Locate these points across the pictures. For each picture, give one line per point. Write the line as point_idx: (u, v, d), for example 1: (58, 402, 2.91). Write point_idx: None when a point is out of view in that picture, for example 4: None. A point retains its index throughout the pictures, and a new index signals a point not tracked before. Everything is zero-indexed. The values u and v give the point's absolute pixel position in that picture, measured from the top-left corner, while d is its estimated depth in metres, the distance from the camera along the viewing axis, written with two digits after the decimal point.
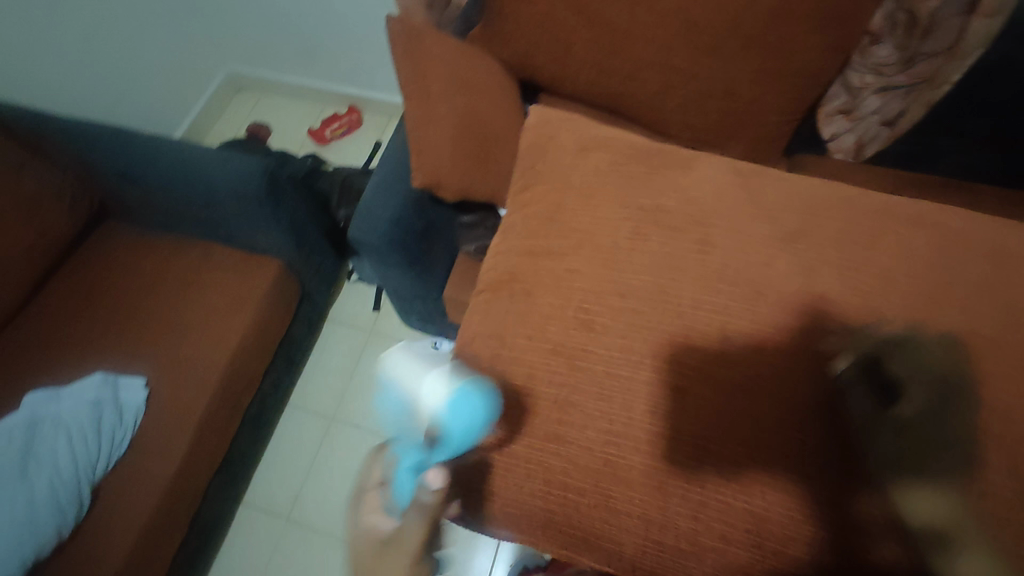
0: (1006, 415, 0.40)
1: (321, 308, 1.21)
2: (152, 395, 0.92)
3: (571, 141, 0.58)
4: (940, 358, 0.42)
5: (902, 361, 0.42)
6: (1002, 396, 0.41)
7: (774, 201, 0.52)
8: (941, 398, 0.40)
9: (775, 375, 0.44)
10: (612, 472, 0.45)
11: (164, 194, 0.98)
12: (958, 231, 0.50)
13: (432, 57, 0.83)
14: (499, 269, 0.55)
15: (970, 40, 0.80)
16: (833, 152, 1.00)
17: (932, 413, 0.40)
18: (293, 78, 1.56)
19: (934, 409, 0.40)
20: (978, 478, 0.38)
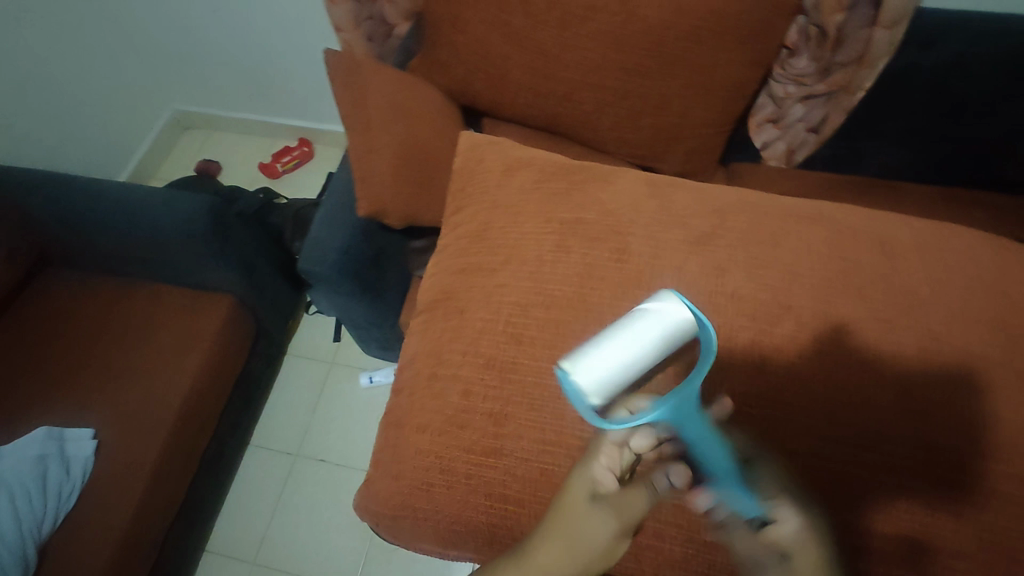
0: (960, 430, 0.43)
1: (279, 342, 1.20)
2: (101, 446, 0.89)
3: (498, 163, 0.60)
4: (920, 378, 0.45)
5: (877, 371, 0.45)
6: (962, 411, 0.44)
7: (691, 207, 0.54)
8: (922, 415, 0.43)
9: (765, 376, 0.45)
10: (549, 480, 0.46)
11: (106, 237, 0.96)
12: (865, 224, 0.53)
13: (370, 87, 0.85)
14: (434, 290, 0.56)
15: (876, 50, 0.84)
16: (767, 159, 1.04)
17: (911, 430, 0.43)
18: (242, 114, 1.55)
19: (914, 425, 0.43)
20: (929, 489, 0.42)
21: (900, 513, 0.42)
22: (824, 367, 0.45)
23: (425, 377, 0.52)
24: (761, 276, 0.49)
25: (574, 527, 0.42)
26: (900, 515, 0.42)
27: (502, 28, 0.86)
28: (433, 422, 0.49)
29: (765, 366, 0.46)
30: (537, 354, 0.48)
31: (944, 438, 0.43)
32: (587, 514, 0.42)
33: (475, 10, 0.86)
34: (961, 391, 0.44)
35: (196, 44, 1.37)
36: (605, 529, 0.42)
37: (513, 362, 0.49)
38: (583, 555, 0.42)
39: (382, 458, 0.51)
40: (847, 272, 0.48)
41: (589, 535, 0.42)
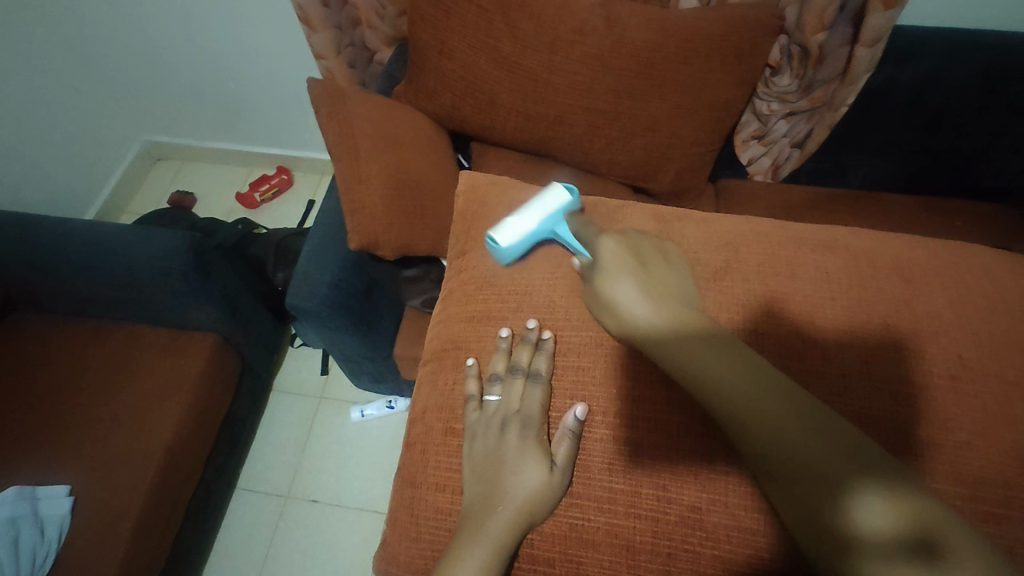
0: (989, 436, 0.42)
1: (264, 379, 1.15)
2: (78, 503, 0.83)
3: (499, 204, 0.58)
4: (957, 410, 0.43)
5: (897, 368, 0.45)
6: (988, 424, 0.43)
7: (700, 242, 0.53)
8: (941, 419, 0.43)
9: None
10: (578, 536, 0.45)
11: (78, 280, 0.92)
12: (875, 249, 0.52)
13: (357, 117, 0.82)
14: (442, 338, 0.55)
15: (858, 67, 0.85)
16: (753, 174, 1.07)
17: (953, 465, 0.42)
18: (218, 143, 1.51)
19: (954, 462, 0.42)
20: (972, 473, 0.41)
21: (876, 508, 0.35)
22: (829, 370, 0.45)
23: (439, 433, 0.51)
24: (781, 304, 0.48)
25: (498, 464, 0.46)
26: (873, 510, 0.35)
27: (490, 53, 0.85)
28: (453, 480, 0.48)
29: None
30: (560, 407, 0.48)
31: (981, 452, 0.42)
32: (517, 450, 0.46)
33: (462, 37, 0.85)
34: (988, 425, 0.43)
35: (171, 76, 1.33)
36: (536, 462, 0.45)
37: (545, 414, 0.48)
38: (517, 493, 0.44)
39: (397, 518, 0.49)
40: (867, 300, 0.48)
41: (520, 469, 0.45)
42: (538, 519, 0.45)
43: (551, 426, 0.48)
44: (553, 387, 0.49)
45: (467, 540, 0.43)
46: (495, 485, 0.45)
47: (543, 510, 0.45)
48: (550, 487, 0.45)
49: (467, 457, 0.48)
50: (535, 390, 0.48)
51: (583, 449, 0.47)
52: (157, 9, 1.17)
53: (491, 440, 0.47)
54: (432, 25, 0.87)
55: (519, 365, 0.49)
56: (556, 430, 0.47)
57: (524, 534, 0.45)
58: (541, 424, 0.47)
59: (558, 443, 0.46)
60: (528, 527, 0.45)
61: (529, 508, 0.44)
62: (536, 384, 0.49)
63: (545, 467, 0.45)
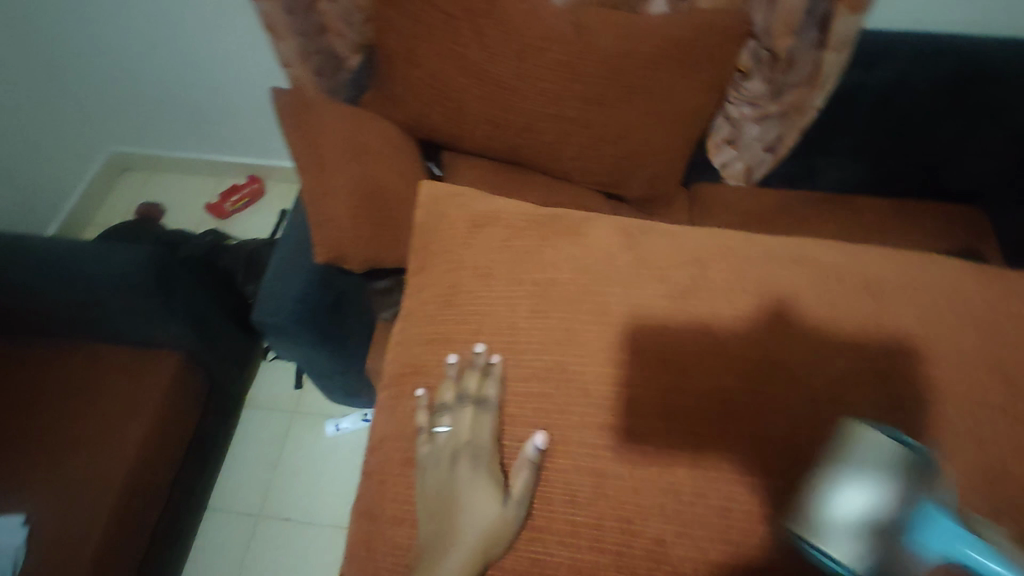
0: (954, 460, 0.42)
1: (236, 395, 1.13)
2: (33, 533, 0.80)
3: (461, 219, 0.57)
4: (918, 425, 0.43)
5: (862, 387, 0.45)
6: (946, 442, 0.43)
7: (664, 258, 0.52)
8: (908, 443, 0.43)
9: (729, 403, 0.45)
10: (540, 572, 0.44)
11: (34, 298, 0.88)
12: (842, 263, 0.51)
13: (321, 127, 0.80)
14: (401, 362, 0.54)
15: (827, 70, 0.86)
16: (727, 178, 1.06)
17: None
18: (187, 153, 1.48)
19: None
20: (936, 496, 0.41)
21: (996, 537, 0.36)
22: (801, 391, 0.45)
23: (396, 464, 0.50)
24: (745, 323, 0.48)
25: (453, 499, 0.46)
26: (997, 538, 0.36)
27: (458, 61, 0.84)
28: (408, 513, 0.48)
29: (727, 396, 0.45)
30: (520, 433, 0.47)
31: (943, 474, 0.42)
32: (468, 481, 0.46)
33: (430, 45, 0.84)
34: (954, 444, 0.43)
35: (136, 85, 1.30)
36: (490, 495, 0.45)
37: (497, 443, 0.48)
38: (473, 529, 0.44)
39: (354, 553, 0.49)
40: (833, 315, 0.48)
41: (473, 502, 0.45)
42: (496, 556, 0.44)
43: (506, 458, 0.47)
44: (502, 415, 0.49)
45: None
46: (450, 520, 0.45)
47: (499, 547, 0.44)
48: (505, 519, 0.44)
49: (420, 492, 0.48)
50: (485, 417, 0.48)
51: (543, 479, 0.46)
52: (119, 16, 1.14)
53: (443, 473, 0.47)
54: (399, 33, 0.85)
55: (467, 393, 0.48)
56: (512, 462, 0.47)
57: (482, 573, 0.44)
58: (493, 454, 0.47)
59: (512, 474, 0.46)
60: (486, 565, 0.44)
61: (486, 545, 0.44)
62: (485, 411, 0.48)
63: (499, 499, 0.45)
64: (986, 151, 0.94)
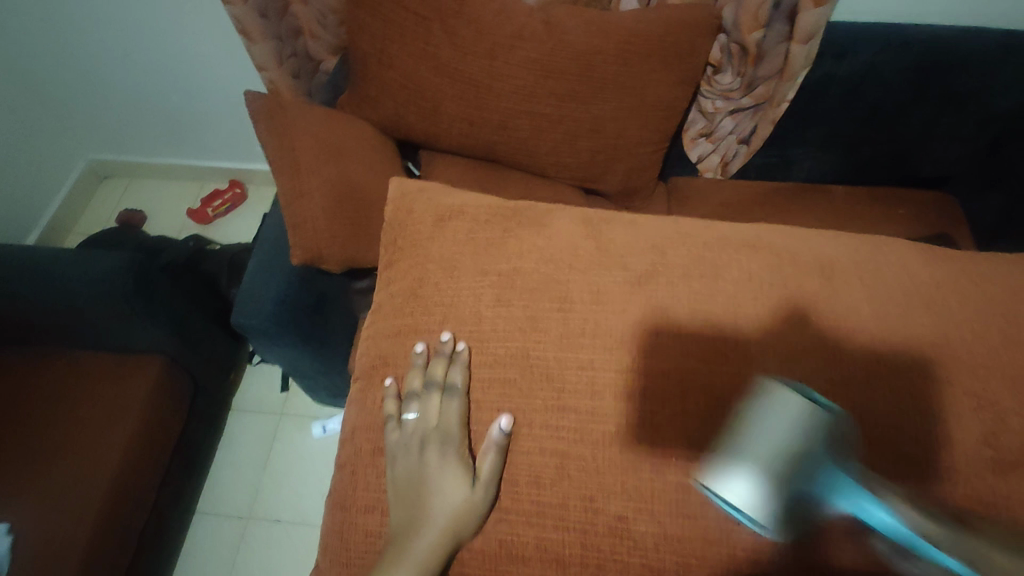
0: (902, 432, 0.44)
1: (220, 399, 1.13)
2: (17, 542, 0.79)
3: (427, 213, 0.57)
4: (876, 408, 0.45)
5: (816, 363, 0.46)
6: (897, 415, 0.44)
7: (624, 246, 0.53)
8: (862, 415, 0.45)
9: (694, 385, 0.46)
10: (509, 552, 0.46)
11: (11, 306, 0.88)
12: (800, 248, 0.53)
13: (295, 128, 0.81)
14: (371, 354, 0.55)
15: (795, 64, 0.88)
16: (703, 172, 1.07)
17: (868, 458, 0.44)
18: (166, 158, 1.47)
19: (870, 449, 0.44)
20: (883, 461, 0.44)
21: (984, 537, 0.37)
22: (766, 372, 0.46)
23: (366, 455, 0.51)
24: (708, 307, 0.49)
25: (421, 484, 0.47)
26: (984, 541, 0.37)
27: (430, 60, 0.84)
28: (381, 501, 0.49)
29: (689, 377, 0.46)
30: (486, 419, 0.49)
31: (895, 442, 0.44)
32: (437, 468, 0.47)
33: (402, 44, 0.84)
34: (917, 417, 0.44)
35: (113, 93, 1.30)
36: (458, 478, 0.47)
37: (464, 429, 0.49)
38: (443, 512, 0.46)
39: (329, 543, 0.50)
40: (791, 297, 0.49)
41: (443, 486, 0.47)
42: (466, 535, 0.46)
43: (472, 442, 0.49)
44: (469, 400, 0.49)
45: (393, 559, 0.44)
46: (420, 505, 0.46)
47: (469, 526, 0.46)
48: (475, 501, 0.46)
49: (390, 478, 0.49)
50: (452, 404, 0.49)
51: (511, 464, 0.47)
52: (93, 23, 1.13)
53: (412, 461, 0.48)
54: (371, 33, 0.86)
55: (434, 380, 0.49)
56: (479, 445, 0.48)
57: (454, 552, 0.46)
58: (460, 438, 0.48)
59: (480, 459, 0.47)
60: (457, 544, 0.46)
61: (455, 526, 0.45)
62: (452, 397, 0.49)
63: (467, 482, 0.46)
64: (951, 139, 0.97)
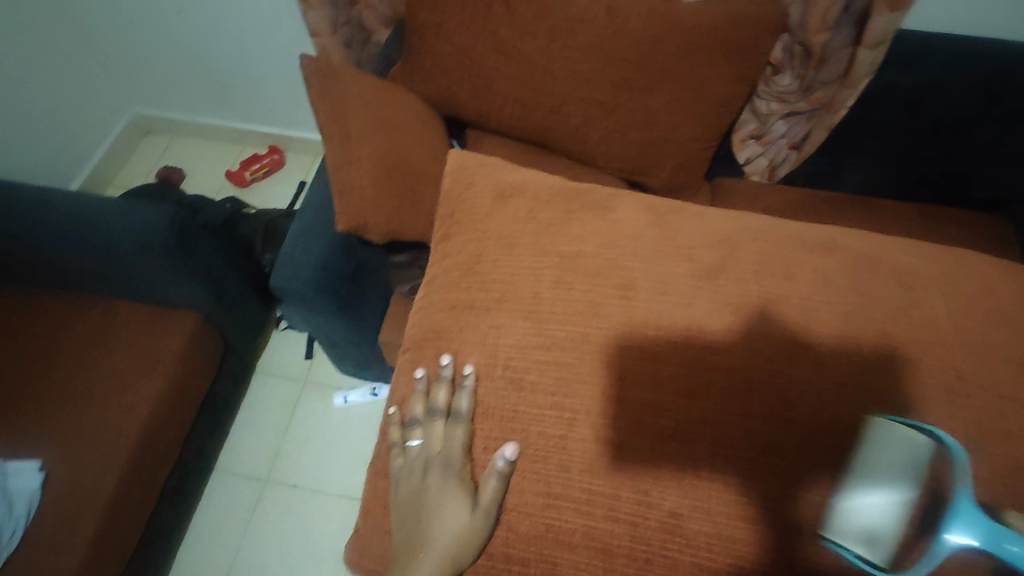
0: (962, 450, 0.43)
1: (248, 361, 1.14)
2: (48, 479, 0.81)
3: (487, 190, 0.58)
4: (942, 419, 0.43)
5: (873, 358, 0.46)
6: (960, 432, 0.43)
7: (689, 238, 0.52)
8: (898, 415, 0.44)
9: (734, 365, 0.46)
10: (555, 537, 0.45)
11: (55, 251, 0.89)
12: (865, 255, 0.52)
13: (350, 97, 0.81)
14: (422, 326, 0.55)
15: (859, 70, 0.84)
16: (749, 173, 1.04)
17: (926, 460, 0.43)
18: (210, 119, 1.48)
19: None
20: None
21: None
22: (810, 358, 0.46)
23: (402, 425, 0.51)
24: (776, 306, 0.48)
25: (420, 510, 0.48)
26: None
27: (489, 38, 0.84)
28: (421, 480, 0.49)
29: (729, 358, 0.46)
30: (538, 401, 0.48)
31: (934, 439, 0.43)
32: (438, 491, 0.48)
33: (462, 21, 0.84)
34: (980, 439, 0.43)
35: (164, 50, 1.31)
36: (459, 504, 0.47)
37: (467, 453, 0.49)
38: (442, 537, 0.46)
39: (372, 508, 0.51)
40: (864, 305, 0.48)
41: (444, 511, 0.47)
42: (466, 562, 0.46)
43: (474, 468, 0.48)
44: (474, 427, 0.49)
45: None
46: (420, 528, 0.47)
47: (469, 553, 0.46)
48: (476, 525, 0.46)
49: (393, 503, 0.50)
50: (456, 429, 0.49)
51: (564, 450, 0.46)
52: None
53: (414, 483, 0.49)
54: (431, 5, 0.85)
55: (438, 406, 0.51)
56: (484, 470, 0.48)
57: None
58: (463, 465, 0.48)
59: (481, 486, 0.47)
60: (458, 570, 0.46)
61: (454, 552, 0.46)
62: (457, 423, 0.49)
63: (468, 506, 0.46)
64: (1015, 160, 0.93)
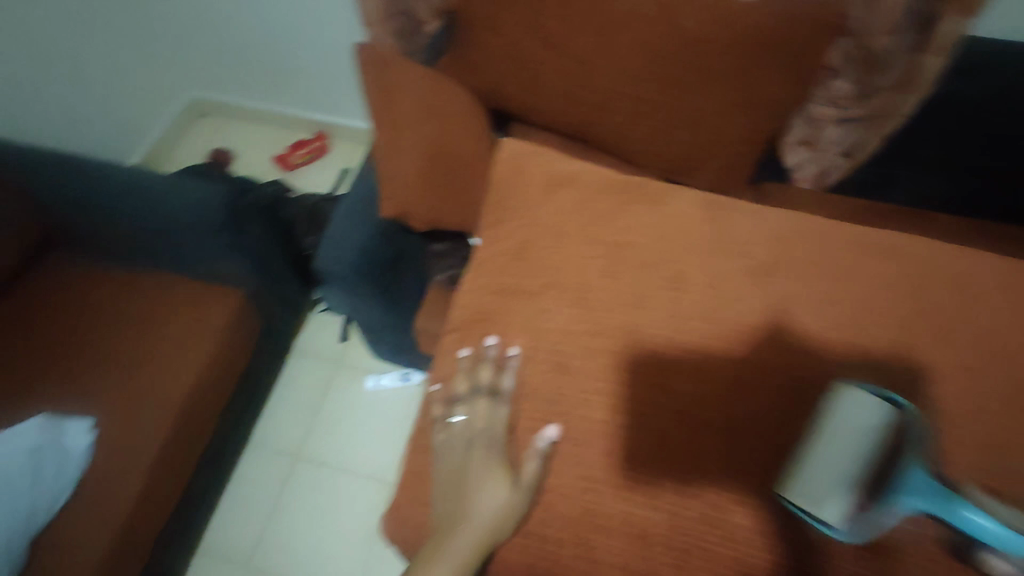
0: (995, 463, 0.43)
1: (286, 339, 1.17)
2: (99, 439, 0.86)
3: (538, 179, 0.58)
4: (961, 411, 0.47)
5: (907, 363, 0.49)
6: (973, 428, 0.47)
7: (745, 234, 0.54)
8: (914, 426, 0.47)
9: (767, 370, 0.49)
10: (591, 520, 0.47)
11: (114, 222, 0.93)
12: (920, 256, 0.54)
13: (399, 83, 0.80)
14: (470, 307, 0.56)
15: (923, 77, 0.82)
16: (797, 181, 1.00)
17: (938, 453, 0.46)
18: (259, 103, 1.53)
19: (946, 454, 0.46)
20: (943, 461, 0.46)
21: None
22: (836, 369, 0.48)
23: (440, 404, 0.53)
24: (816, 302, 0.51)
25: (463, 484, 0.49)
26: None
27: (538, 32, 0.83)
28: (460, 457, 0.50)
29: (762, 364, 0.49)
30: (583, 385, 0.50)
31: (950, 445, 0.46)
32: (482, 465, 0.49)
33: (511, 13, 0.83)
34: None
35: (221, 35, 1.35)
36: (501, 481, 0.48)
37: (509, 431, 0.51)
38: (483, 513, 0.47)
39: (411, 482, 0.53)
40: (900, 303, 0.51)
41: (487, 486, 0.48)
42: (503, 536, 0.47)
43: (517, 446, 0.50)
44: (518, 407, 0.51)
45: (432, 554, 0.46)
46: (462, 501, 0.48)
47: (508, 528, 0.47)
48: (517, 501, 0.47)
49: (435, 477, 0.51)
50: (500, 408, 0.51)
51: (607, 432, 0.48)
52: None
53: (458, 457, 0.50)
54: None
55: (481, 385, 0.52)
56: (525, 448, 0.50)
57: (490, 552, 0.47)
58: (505, 443, 0.50)
59: (524, 464, 0.49)
60: (494, 545, 0.47)
61: (494, 527, 0.47)
62: (501, 403, 0.51)
63: (511, 482, 0.48)
64: None
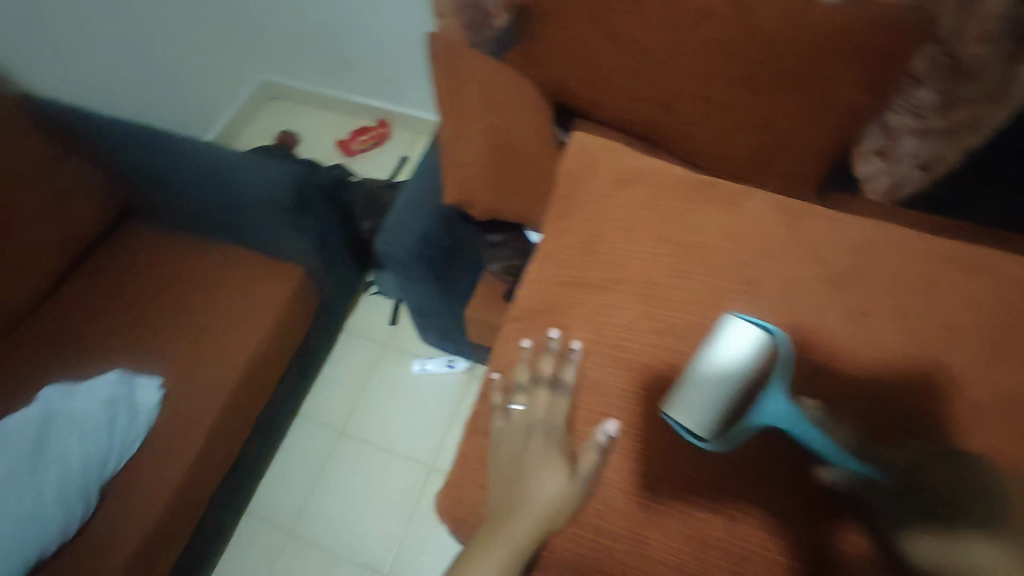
0: None
1: (338, 318, 1.21)
2: (166, 396, 0.91)
3: (609, 173, 0.61)
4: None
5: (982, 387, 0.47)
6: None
7: (820, 240, 0.54)
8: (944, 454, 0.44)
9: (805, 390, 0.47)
10: (646, 516, 0.47)
11: (189, 194, 0.99)
12: (1000, 274, 0.52)
13: (468, 75, 0.83)
14: (534, 297, 0.59)
15: (1014, 92, 0.76)
16: (867, 192, 0.94)
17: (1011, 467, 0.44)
18: (325, 89, 1.58)
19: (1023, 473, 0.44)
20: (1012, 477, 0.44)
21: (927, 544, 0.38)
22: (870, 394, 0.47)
23: (498, 390, 0.54)
24: (891, 313, 0.50)
25: (521, 470, 0.47)
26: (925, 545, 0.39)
27: (607, 28, 0.83)
28: (517, 444, 0.49)
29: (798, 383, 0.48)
30: (643, 381, 0.50)
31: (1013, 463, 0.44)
32: (541, 453, 0.48)
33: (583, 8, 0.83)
34: None
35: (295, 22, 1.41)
36: (559, 470, 0.46)
37: (568, 426, 0.50)
38: (541, 500, 0.45)
39: (467, 463, 0.54)
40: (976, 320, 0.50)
41: (545, 473, 0.46)
42: (558, 527, 0.45)
43: (578, 439, 0.50)
44: (576, 401, 0.51)
45: (487, 538, 0.43)
46: (519, 486, 0.46)
47: (563, 518, 0.45)
48: (575, 491, 0.46)
49: (491, 463, 0.50)
50: (560, 400, 0.51)
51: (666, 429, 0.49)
52: None
53: (516, 445, 0.49)
54: None
55: (543, 376, 0.52)
56: (585, 441, 0.49)
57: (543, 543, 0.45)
58: (564, 434, 0.49)
59: (584, 456, 0.47)
60: (547, 535, 0.44)
61: (550, 516, 0.44)
62: (562, 394, 0.51)
63: (569, 472, 0.46)
64: None
